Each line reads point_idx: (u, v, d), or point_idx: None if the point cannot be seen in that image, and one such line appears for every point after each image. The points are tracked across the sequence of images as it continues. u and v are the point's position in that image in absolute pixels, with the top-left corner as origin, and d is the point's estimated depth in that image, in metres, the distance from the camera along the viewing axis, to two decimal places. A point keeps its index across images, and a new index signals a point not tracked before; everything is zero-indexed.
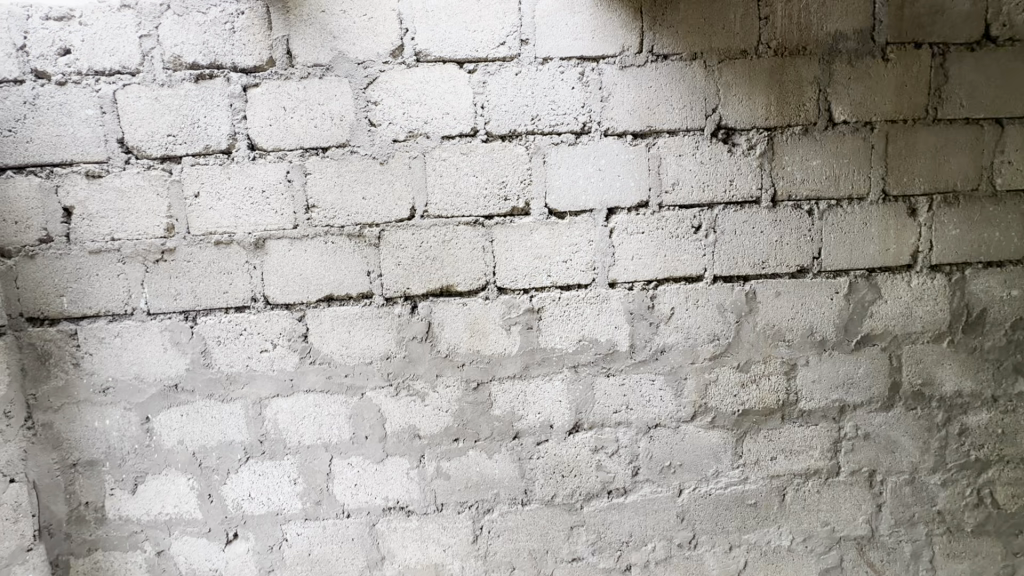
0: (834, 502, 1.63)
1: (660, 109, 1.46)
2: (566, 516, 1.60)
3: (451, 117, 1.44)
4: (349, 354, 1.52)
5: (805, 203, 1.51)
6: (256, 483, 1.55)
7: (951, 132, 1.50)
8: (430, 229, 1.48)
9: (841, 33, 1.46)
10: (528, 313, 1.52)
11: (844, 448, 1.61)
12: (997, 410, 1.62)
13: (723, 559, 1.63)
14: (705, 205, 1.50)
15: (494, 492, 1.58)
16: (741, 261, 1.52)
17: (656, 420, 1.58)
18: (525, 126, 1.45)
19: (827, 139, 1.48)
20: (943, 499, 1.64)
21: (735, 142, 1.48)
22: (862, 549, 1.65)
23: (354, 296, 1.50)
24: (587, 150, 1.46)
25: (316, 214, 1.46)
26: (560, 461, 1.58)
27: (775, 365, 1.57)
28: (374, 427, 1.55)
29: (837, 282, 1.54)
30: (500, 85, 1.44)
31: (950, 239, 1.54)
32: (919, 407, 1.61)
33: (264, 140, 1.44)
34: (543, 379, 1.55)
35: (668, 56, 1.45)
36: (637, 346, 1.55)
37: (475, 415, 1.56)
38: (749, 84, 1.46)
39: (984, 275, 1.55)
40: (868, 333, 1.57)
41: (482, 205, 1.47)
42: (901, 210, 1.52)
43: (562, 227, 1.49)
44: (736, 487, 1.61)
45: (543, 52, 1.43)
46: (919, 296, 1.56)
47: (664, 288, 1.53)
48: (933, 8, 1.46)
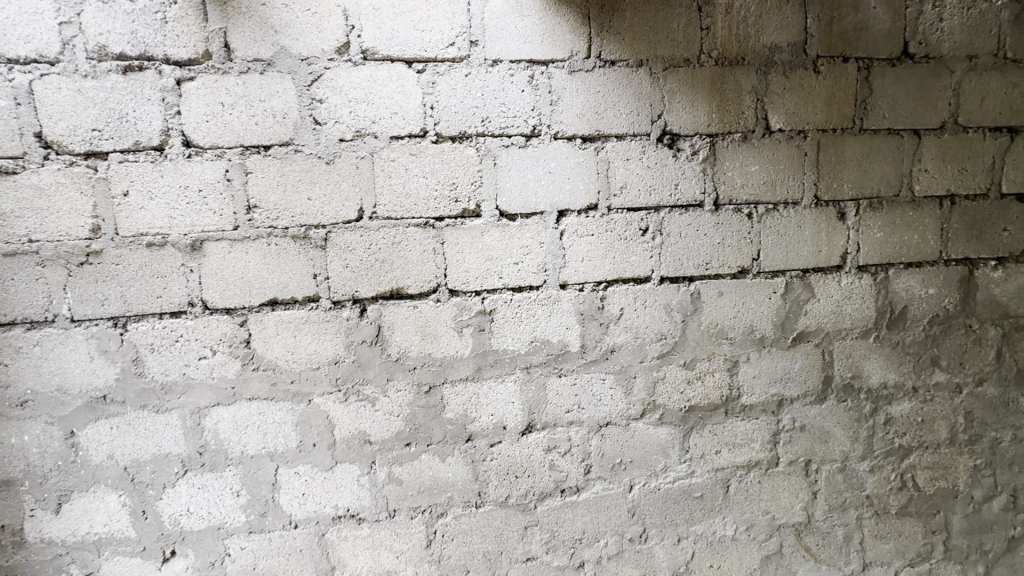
0: (774, 491, 1.71)
1: (608, 114, 1.49)
2: (520, 517, 1.61)
3: (400, 117, 1.42)
4: (295, 360, 1.47)
5: (745, 207, 1.58)
6: (195, 496, 1.47)
7: (876, 141, 1.61)
8: (379, 230, 1.45)
9: (776, 45, 1.53)
10: (480, 315, 1.52)
11: (782, 440, 1.70)
12: (917, 400, 1.74)
13: (672, 551, 1.69)
14: (651, 208, 1.54)
15: (447, 496, 1.57)
16: (686, 262, 1.58)
17: (606, 418, 1.61)
18: (475, 127, 1.45)
19: (764, 146, 1.56)
20: (871, 484, 1.76)
21: (680, 147, 1.53)
22: (800, 535, 1.74)
23: (300, 299, 1.46)
24: (538, 153, 1.48)
25: (258, 215, 1.41)
26: (513, 462, 1.59)
27: (719, 362, 1.64)
28: (322, 434, 1.50)
29: (775, 282, 1.62)
30: (450, 86, 1.43)
31: (875, 241, 1.65)
32: (849, 399, 1.71)
33: (201, 137, 1.37)
34: (496, 381, 1.55)
35: (615, 62, 1.48)
36: (588, 346, 1.58)
37: (428, 419, 1.54)
38: (692, 92, 1.51)
39: (905, 275, 1.67)
40: (803, 330, 1.66)
41: (433, 206, 1.46)
42: (832, 214, 1.61)
43: (514, 228, 1.50)
44: (683, 481, 1.66)
45: (493, 54, 1.43)
46: (848, 295, 1.66)
47: (614, 289, 1.56)
48: (858, 25, 1.56)
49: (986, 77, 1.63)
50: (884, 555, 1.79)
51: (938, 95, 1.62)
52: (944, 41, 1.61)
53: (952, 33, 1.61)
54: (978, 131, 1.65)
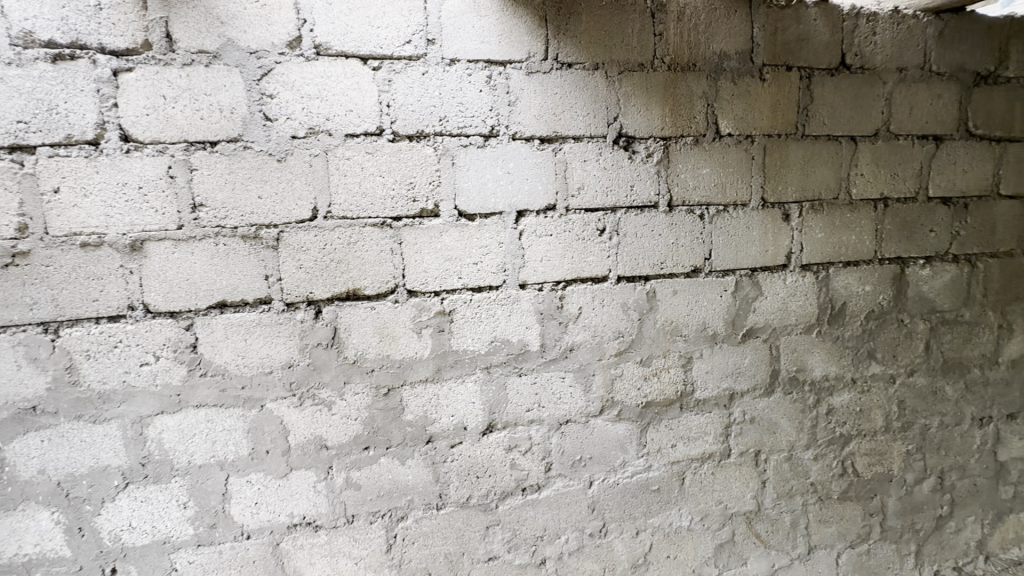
0: (726, 482, 1.78)
1: (565, 116, 1.51)
2: (481, 517, 1.61)
3: (355, 114, 1.39)
4: (245, 364, 1.42)
5: (697, 208, 1.63)
6: (138, 510, 1.40)
7: (817, 146, 1.70)
8: (334, 230, 1.41)
9: (725, 53, 1.59)
10: (440, 315, 1.51)
11: (734, 432, 1.77)
12: (856, 390, 1.85)
13: (631, 544, 1.72)
14: (608, 209, 1.57)
15: (407, 499, 1.55)
16: (642, 262, 1.62)
17: (566, 416, 1.63)
18: (433, 127, 1.44)
19: (715, 149, 1.62)
20: (815, 472, 1.85)
21: (635, 149, 1.57)
22: (751, 523, 1.82)
23: (251, 301, 1.40)
24: (496, 153, 1.48)
25: (204, 214, 1.35)
26: (474, 462, 1.58)
27: (674, 359, 1.69)
28: (276, 441, 1.46)
29: (726, 281, 1.68)
30: (406, 84, 1.41)
31: (817, 241, 1.74)
32: (794, 392, 1.80)
33: (140, 132, 1.30)
34: (456, 381, 1.55)
35: (572, 65, 1.50)
36: (548, 345, 1.59)
37: (387, 422, 1.52)
38: (647, 96, 1.55)
39: (844, 273, 1.77)
40: (752, 326, 1.73)
41: (390, 206, 1.44)
42: (778, 216, 1.69)
43: (473, 229, 1.49)
44: (641, 475, 1.71)
45: (450, 53, 1.42)
46: (793, 292, 1.74)
47: (572, 289, 1.58)
48: (800, 36, 1.64)
49: (914, 88, 1.75)
50: (828, 538, 1.89)
51: (872, 104, 1.72)
52: (877, 54, 1.71)
53: (885, 46, 1.71)
54: (907, 139, 1.77)
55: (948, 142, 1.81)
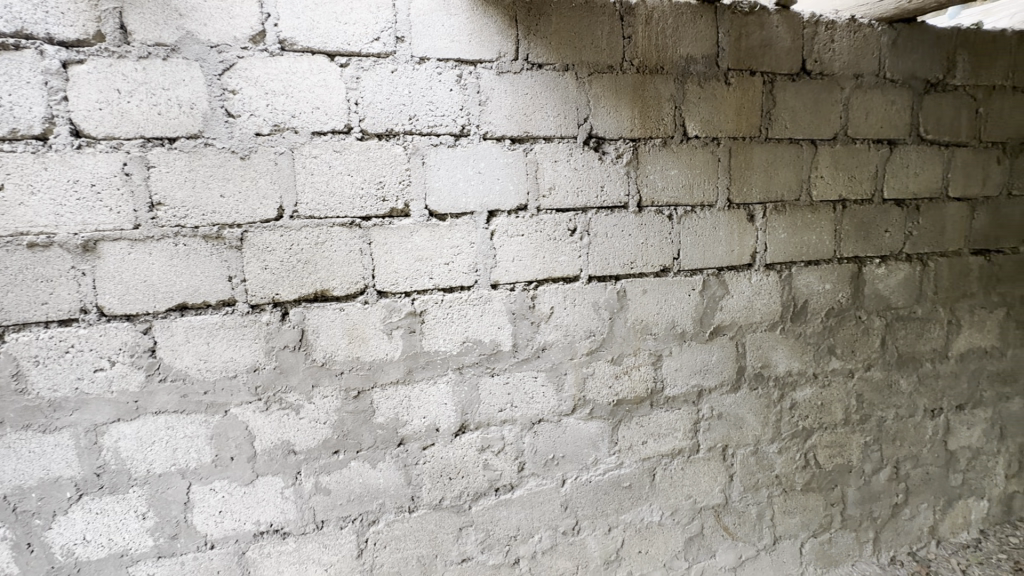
0: (695, 477, 1.82)
1: (536, 116, 1.51)
2: (455, 518, 1.60)
3: (322, 112, 1.36)
4: (208, 369, 1.37)
5: (666, 208, 1.66)
6: (93, 523, 1.33)
7: (779, 149, 1.75)
8: (301, 230, 1.38)
9: (692, 56, 1.63)
10: (411, 316, 1.49)
11: (702, 427, 1.81)
12: (817, 385, 1.92)
13: (603, 541, 1.74)
14: (579, 209, 1.58)
15: (379, 503, 1.53)
16: (613, 261, 1.64)
17: (539, 416, 1.64)
18: (402, 125, 1.42)
19: (682, 151, 1.65)
20: (780, 465, 1.91)
21: (605, 150, 1.58)
22: (719, 516, 1.86)
23: (213, 303, 1.36)
24: (467, 153, 1.47)
25: (162, 212, 1.30)
26: (446, 464, 1.57)
27: (644, 357, 1.71)
28: (241, 447, 1.41)
29: (693, 280, 1.72)
30: (375, 82, 1.39)
31: (780, 241, 1.79)
32: (759, 387, 1.85)
33: (93, 127, 1.24)
34: (428, 382, 1.53)
35: (542, 65, 1.50)
36: (520, 344, 1.59)
37: (357, 425, 1.49)
38: (616, 97, 1.57)
39: (806, 272, 1.84)
40: (719, 324, 1.77)
41: (359, 205, 1.41)
42: (743, 216, 1.74)
43: (444, 229, 1.48)
44: (612, 472, 1.73)
45: (419, 51, 1.41)
46: (758, 290, 1.80)
47: (544, 289, 1.59)
48: (763, 42, 1.69)
49: (870, 94, 1.83)
50: (792, 528, 1.96)
51: (831, 109, 1.79)
52: (836, 60, 1.78)
53: (842, 53, 1.78)
54: (864, 142, 1.85)
55: (901, 146, 1.89)
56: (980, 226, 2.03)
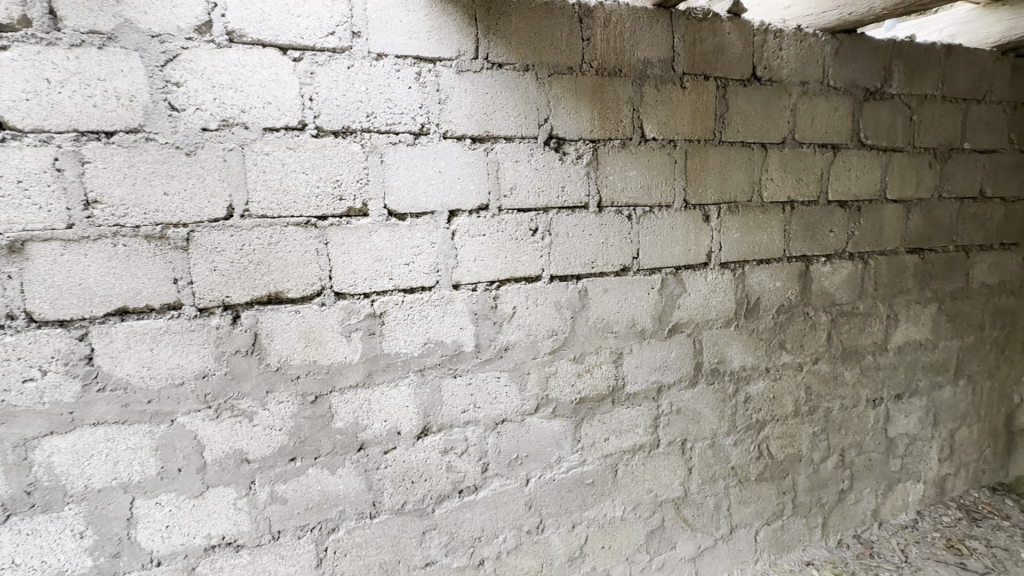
0: (656, 471, 1.86)
1: (496, 116, 1.51)
2: (418, 522, 1.57)
3: (274, 107, 1.31)
4: (152, 376, 1.30)
5: (625, 209, 1.69)
6: (23, 545, 1.24)
7: (732, 152, 1.81)
8: (253, 230, 1.33)
9: (648, 60, 1.66)
10: (370, 317, 1.46)
11: (662, 423, 1.85)
12: (769, 378, 2.00)
13: (567, 538, 1.76)
14: (540, 209, 1.59)
15: (339, 510, 1.49)
16: (574, 261, 1.65)
17: (502, 416, 1.64)
18: (360, 123, 1.39)
19: (640, 153, 1.68)
20: (735, 456, 1.98)
21: (566, 151, 1.60)
22: (679, 508, 1.91)
23: (157, 307, 1.29)
24: (427, 151, 1.45)
25: (99, 211, 1.22)
26: (409, 467, 1.55)
27: (605, 355, 1.74)
28: (189, 457, 1.35)
29: (652, 279, 1.76)
30: (330, 78, 1.35)
31: (734, 241, 1.86)
32: (716, 382, 1.91)
33: (19, 118, 1.15)
34: (389, 385, 1.51)
35: (502, 65, 1.50)
36: (482, 345, 1.59)
37: (315, 431, 1.45)
38: (576, 99, 1.59)
39: (758, 270, 1.91)
40: (677, 322, 1.82)
41: (314, 204, 1.37)
42: (698, 217, 1.79)
43: (404, 229, 1.46)
44: (576, 469, 1.75)
45: (377, 48, 1.38)
46: (713, 289, 1.85)
47: (506, 289, 1.59)
48: (716, 47, 1.75)
49: (815, 101, 1.92)
50: (746, 517, 2.03)
51: (780, 114, 1.87)
52: (784, 68, 1.85)
53: (790, 61, 1.86)
54: (810, 147, 1.94)
55: (844, 151, 1.99)
56: (914, 226, 2.17)
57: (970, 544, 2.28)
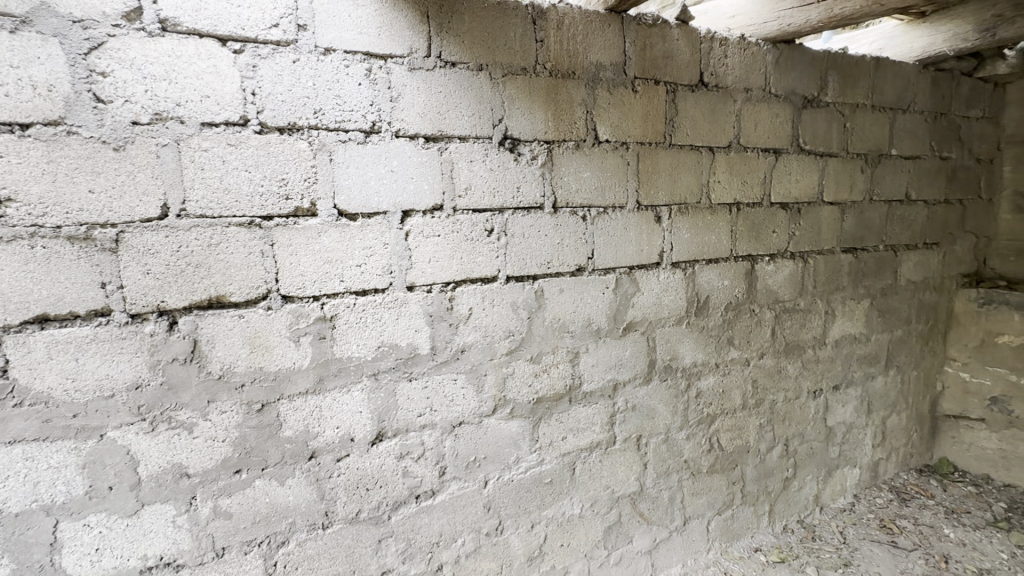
0: (612, 468, 1.89)
1: (449, 115, 1.49)
2: (373, 530, 1.53)
3: (212, 101, 1.25)
4: (77, 389, 1.21)
5: (580, 210, 1.71)
6: None
7: (682, 155, 1.87)
8: (190, 230, 1.25)
9: (601, 63, 1.69)
10: (320, 321, 1.41)
11: (618, 420, 1.88)
12: (719, 373, 2.08)
13: (526, 538, 1.76)
14: (496, 210, 1.59)
15: (289, 522, 1.43)
16: (529, 261, 1.66)
17: (459, 418, 1.62)
18: (307, 119, 1.33)
19: (594, 155, 1.71)
20: (688, 450, 2.04)
21: (520, 152, 1.60)
22: (635, 503, 1.96)
23: (83, 314, 1.20)
24: (378, 150, 1.42)
25: (12, 210, 1.11)
26: (363, 474, 1.51)
27: (562, 355, 1.75)
28: (121, 474, 1.26)
29: (606, 278, 1.79)
30: (274, 72, 1.29)
31: (684, 241, 1.91)
32: (668, 379, 1.96)
33: None
34: (340, 391, 1.46)
35: (456, 64, 1.48)
36: (438, 347, 1.56)
37: (261, 441, 1.38)
38: (530, 100, 1.59)
39: (707, 270, 1.98)
40: (631, 320, 1.86)
41: (259, 204, 1.31)
42: (651, 218, 1.84)
43: (355, 229, 1.42)
44: (534, 469, 1.75)
45: (324, 42, 1.33)
46: (666, 288, 1.90)
47: (462, 290, 1.57)
48: (665, 53, 1.79)
49: (758, 107, 2.00)
50: (699, 508, 2.10)
51: (725, 119, 1.94)
52: (729, 75, 1.93)
53: (735, 68, 1.93)
54: (754, 151, 2.02)
55: (785, 155, 2.09)
56: (848, 227, 2.31)
57: (900, 523, 2.45)
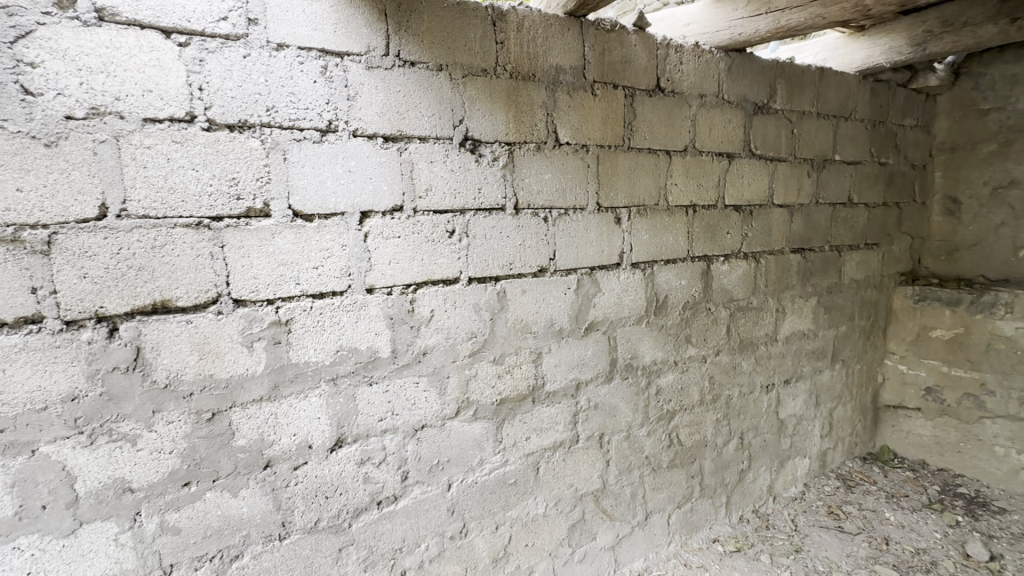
0: (576, 466, 1.92)
1: (409, 115, 1.47)
2: (333, 539, 1.50)
3: (156, 96, 1.19)
4: (4, 402, 1.12)
5: (541, 211, 1.72)
6: None
7: (640, 158, 1.91)
8: (132, 231, 1.19)
9: (561, 67, 1.71)
10: (275, 325, 1.36)
11: (581, 418, 1.91)
12: (678, 370, 2.13)
13: (491, 540, 1.76)
14: (457, 211, 1.58)
15: (243, 534, 1.38)
16: (492, 262, 1.66)
17: (422, 421, 1.60)
18: (259, 117, 1.29)
19: (555, 157, 1.73)
20: (649, 446, 2.09)
21: (481, 153, 1.60)
22: (598, 500, 1.99)
23: (10, 321, 1.11)
24: (335, 149, 1.38)
25: None
26: (322, 482, 1.47)
27: (525, 355, 1.76)
28: (57, 492, 1.18)
29: (568, 279, 1.81)
30: (223, 67, 1.24)
31: (644, 242, 1.96)
32: (629, 376, 2.01)
33: None
34: (298, 397, 1.42)
35: (415, 64, 1.46)
36: (400, 350, 1.54)
37: (212, 451, 1.32)
38: (491, 101, 1.59)
39: (666, 270, 2.03)
40: (593, 320, 1.89)
41: (207, 204, 1.25)
42: (611, 219, 1.87)
43: (311, 230, 1.38)
44: (498, 470, 1.75)
45: (277, 37, 1.29)
46: (626, 288, 1.94)
47: (423, 292, 1.56)
48: (623, 58, 1.83)
49: (712, 112, 2.08)
50: (660, 502, 2.16)
51: (681, 124, 2.00)
52: (684, 81, 1.98)
53: (690, 74, 2.00)
54: (709, 155, 2.09)
55: (737, 159, 2.18)
56: (797, 228, 2.42)
57: (846, 508, 2.58)
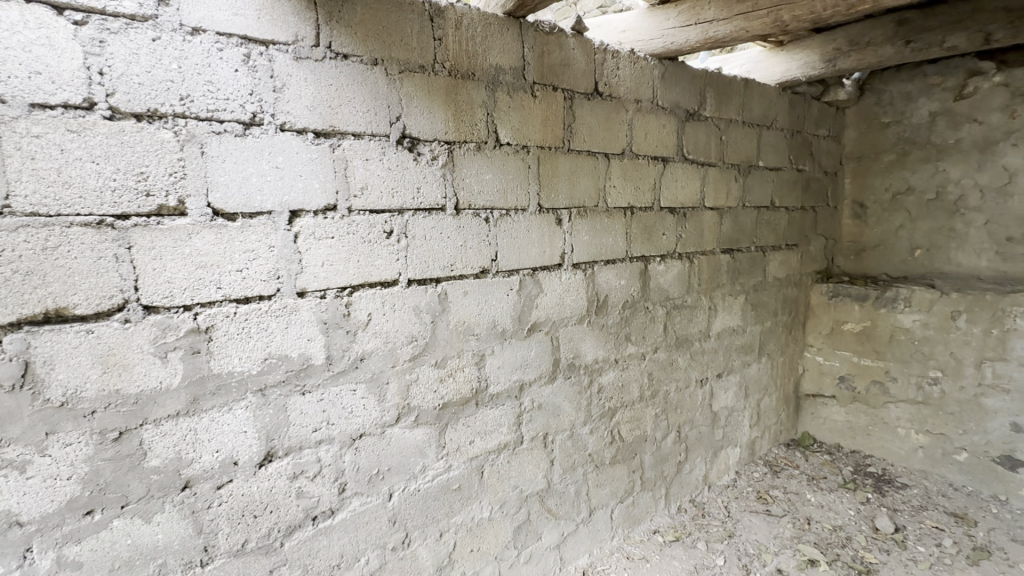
0: (520, 467, 1.91)
1: (342, 110, 1.40)
2: (263, 561, 1.40)
3: (46, 78, 1.06)
4: None
5: (482, 211, 1.70)
6: None
7: (580, 160, 1.94)
8: (17, 231, 1.05)
9: (501, 66, 1.70)
10: (192, 333, 1.25)
11: (525, 419, 1.91)
12: (619, 368, 2.19)
13: (434, 548, 1.72)
14: (395, 210, 1.53)
15: (158, 563, 1.26)
16: (432, 264, 1.62)
17: (360, 430, 1.53)
18: (171, 106, 1.18)
19: (496, 157, 1.71)
20: (592, 443, 2.13)
21: (420, 151, 1.56)
22: (543, 500, 1.99)
23: None
24: (260, 144, 1.29)
25: None
26: (249, 501, 1.37)
27: (467, 358, 1.74)
28: None
29: (510, 280, 1.80)
30: (129, 49, 1.12)
31: (584, 243, 1.99)
32: (572, 375, 2.03)
33: None
34: (220, 410, 1.31)
35: (348, 56, 1.40)
36: (335, 356, 1.47)
37: (120, 474, 1.20)
38: (429, 98, 1.55)
39: (606, 270, 2.07)
40: (535, 321, 1.89)
41: (111, 200, 1.13)
42: (552, 220, 1.88)
43: (234, 230, 1.28)
44: (441, 476, 1.71)
45: (191, 20, 1.18)
46: (567, 288, 1.96)
47: (360, 295, 1.49)
48: (563, 61, 1.85)
49: (648, 117, 2.14)
50: (603, 498, 2.20)
51: (619, 127, 2.05)
52: (621, 86, 2.04)
53: (626, 79, 2.05)
54: (645, 158, 2.16)
55: (671, 163, 2.26)
56: (726, 230, 2.55)
57: (773, 493, 2.76)
